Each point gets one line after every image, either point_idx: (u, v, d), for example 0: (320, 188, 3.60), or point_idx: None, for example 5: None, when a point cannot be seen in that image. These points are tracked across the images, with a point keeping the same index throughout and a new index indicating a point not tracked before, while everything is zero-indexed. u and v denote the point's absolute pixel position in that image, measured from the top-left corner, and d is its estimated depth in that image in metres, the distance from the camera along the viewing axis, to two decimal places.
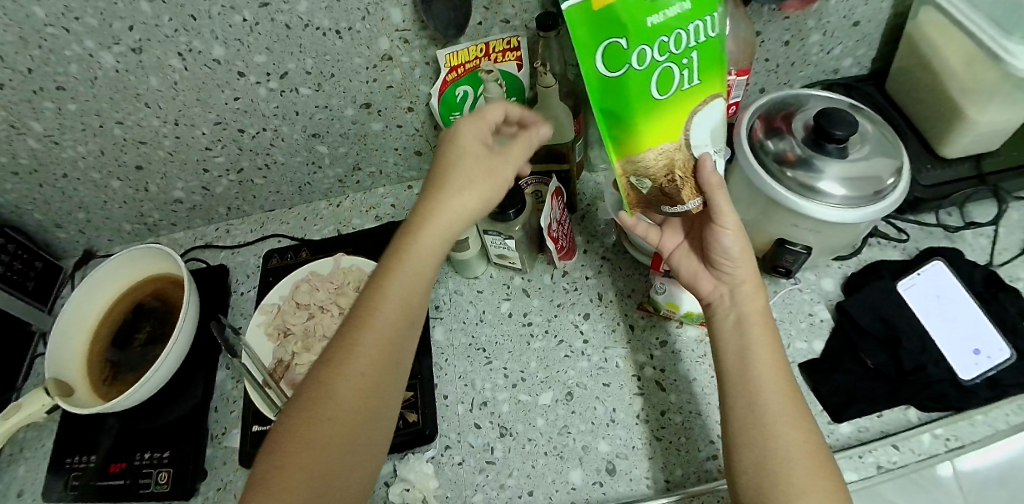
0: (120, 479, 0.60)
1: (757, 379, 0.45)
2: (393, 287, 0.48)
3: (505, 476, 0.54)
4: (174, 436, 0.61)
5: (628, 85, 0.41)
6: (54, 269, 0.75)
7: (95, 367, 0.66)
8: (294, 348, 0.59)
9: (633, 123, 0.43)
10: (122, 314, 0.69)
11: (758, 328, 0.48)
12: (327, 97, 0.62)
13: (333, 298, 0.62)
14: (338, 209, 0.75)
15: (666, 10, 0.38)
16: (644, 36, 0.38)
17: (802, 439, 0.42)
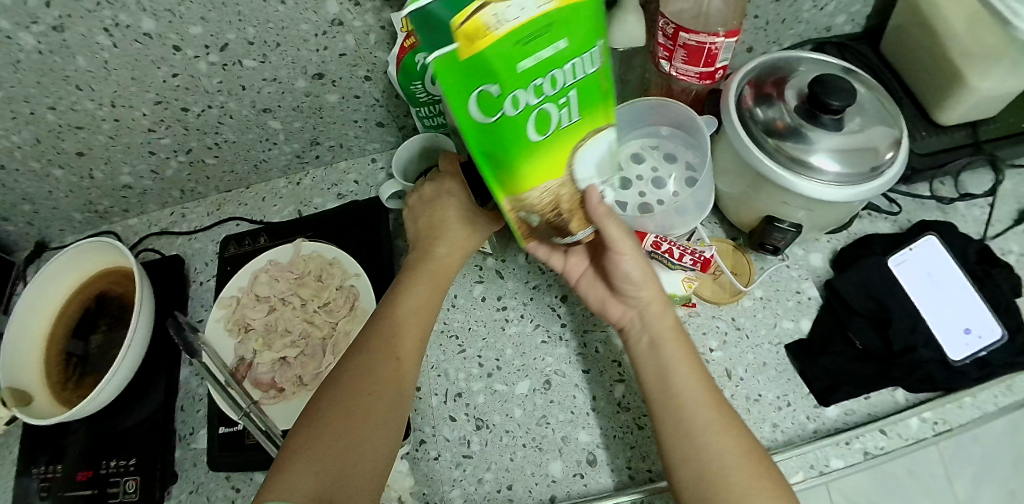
0: (87, 488, 0.58)
1: (680, 394, 0.44)
2: (422, 280, 0.50)
3: (483, 470, 0.53)
4: (139, 440, 0.59)
5: (502, 131, 0.34)
6: (5, 265, 0.71)
7: (52, 372, 0.62)
8: (254, 345, 0.56)
9: (510, 166, 0.36)
10: (77, 312, 0.65)
11: (672, 344, 0.47)
12: (274, 69, 0.57)
13: (293, 288, 0.57)
14: (298, 187, 0.70)
15: (541, 52, 0.30)
16: (517, 83, 0.31)
17: (737, 444, 0.41)
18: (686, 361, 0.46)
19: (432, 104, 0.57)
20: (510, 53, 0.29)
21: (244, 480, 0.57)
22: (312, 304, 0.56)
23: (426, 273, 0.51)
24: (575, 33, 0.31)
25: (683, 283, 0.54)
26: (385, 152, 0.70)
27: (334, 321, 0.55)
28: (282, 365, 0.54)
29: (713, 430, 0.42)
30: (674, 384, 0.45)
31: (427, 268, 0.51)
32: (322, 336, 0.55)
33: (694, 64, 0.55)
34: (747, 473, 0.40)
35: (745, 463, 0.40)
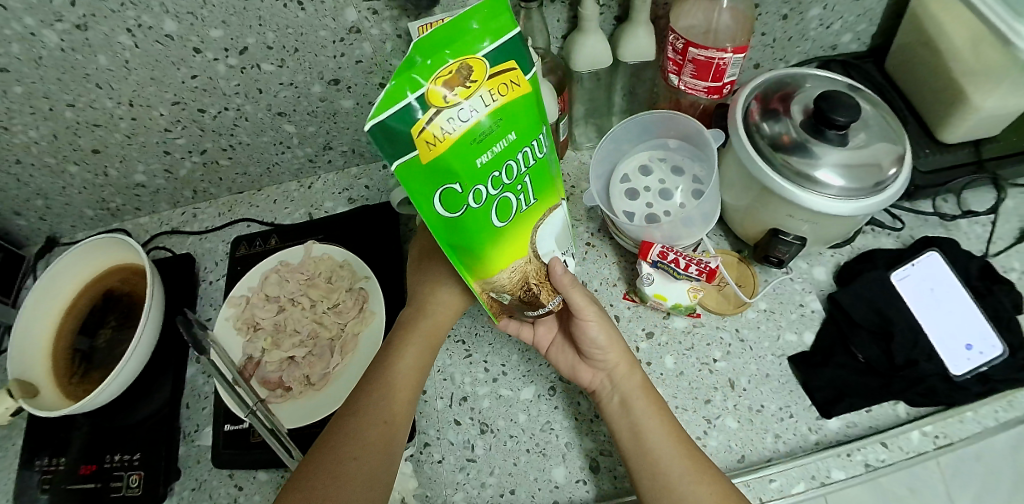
0: (90, 482, 0.58)
1: (653, 454, 0.46)
2: (411, 345, 0.51)
3: (486, 474, 0.53)
4: (145, 435, 0.60)
5: (467, 222, 0.38)
6: (15, 259, 0.72)
7: (59, 366, 0.63)
8: (263, 343, 0.56)
9: (478, 251, 0.41)
10: (88, 309, 0.66)
11: (643, 402, 0.49)
12: (291, 73, 0.58)
13: (304, 289, 0.58)
14: (310, 191, 0.71)
15: (493, 148, 0.36)
16: (476, 178, 0.36)
17: (714, 492, 0.44)
18: (658, 418, 0.48)
19: None
20: (465, 154, 0.35)
21: (247, 478, 0.57)
22: (322, 305, 0.57)
23: (425, 323, 0.52)
24: (518, 130, 0.37)
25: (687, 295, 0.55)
26: None
27: (343, 321, 0.56)
28: (290, 364, 0.55)
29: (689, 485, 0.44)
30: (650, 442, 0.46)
31: (427, 313, 0.53)
32: (331, 336, 0.56)
33: (702, 79, 0.56)
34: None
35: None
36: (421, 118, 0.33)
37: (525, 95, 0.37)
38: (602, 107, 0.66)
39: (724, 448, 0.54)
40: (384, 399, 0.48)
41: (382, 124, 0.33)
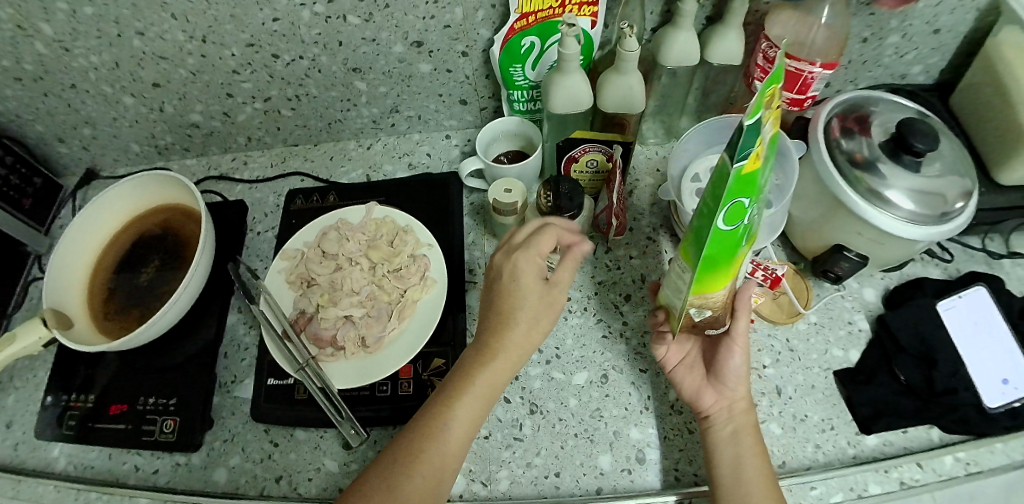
0: (123, 423, 0.57)
1: (751, 496, 0.45)
2: (469, 394, 0.47)
3: (532, 454, 0.53)
4: (180, 381, 0.58)
5: (731, 244, 0.36)
6: (54, 187, 0.73)
7: (94, 303, 0.61)
8: (319, 299, 0.55)
9: (716, 274, 0.39)
10: (130, 247, 0.64)
11: (751, 440, 0.49)
12: (376, 30, 0.57)
13: (363, 249, 0.57)
14: (368, 152, 0.70)
15: (769, 165, 0.35)
16: (757, 192, 0.34)
17: None
18: (759, 464, 0.47)
19: (529, 90, 0.60)
20: (764, 167, 0.33)
21: (282, 436, 0.56)
22: (382, 268, 0.55)
23: (479, 385, 0.47)
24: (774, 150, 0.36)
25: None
26: (461, 131, 0.71)
27: (403, 287, 0.54)
28: (346, 323, 0.54)
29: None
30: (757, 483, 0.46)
31: (485, 370, 0.48)
32: (389, 300, 0.54)
33: (787, 89, 0.57)
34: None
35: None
36: (767, 129, 0.29)
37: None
38: (673, 106, 0.67)
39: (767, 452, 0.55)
40: (426, 464, 0.44)
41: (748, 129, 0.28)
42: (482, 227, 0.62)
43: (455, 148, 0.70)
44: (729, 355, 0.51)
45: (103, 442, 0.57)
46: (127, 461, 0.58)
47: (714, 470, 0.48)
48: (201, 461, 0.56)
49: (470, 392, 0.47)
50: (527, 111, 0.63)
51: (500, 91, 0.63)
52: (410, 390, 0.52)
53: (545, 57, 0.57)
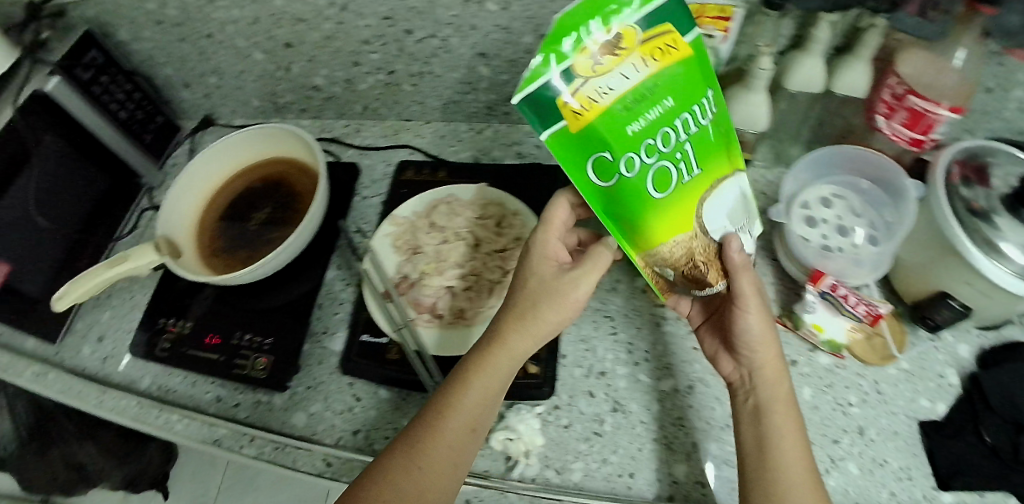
0: (218, 355, 0.60)
1: (780, 481, 0.44)
2: (481, 375, 0.47)
3: (609, 452, 0.53)
4: (276, 323, 0.61)
5: (632, 196, 0.42)
6: (171, 128, 0.79)
7: (204, 240, 0.66)
8: (424, 267, 0.57)
9: (645, 224, 0.44)
10: (243, 192, 0.68)
11: (780, 414, 0.46)
12: (510, 18, 0.58)
13: (470, 227, 0.59)
14: (478, 136, 0.72)
15: (648, 113, 0.40)
16: (629, 146, 0.40)
17: None
18: (789, 442, 0.45)
19: None
20: (617, 123, 0.39)
21: (367, 392, 0.58)
22: (488, 246, 0.57)
23: (473, 395, 0.46)
24: (675, 96, 0.40)
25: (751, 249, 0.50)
26: None
27: (505, 266, 0.56)
28: (448, 293, 0.56)
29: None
30: (771, 462, 0.45)
31: (482, 377, 0.47)
32: (492, 278, 0.56)
33: (909, 128, 0.56)
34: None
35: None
36: (571, 88, 0.38)
37: (697, 66, 0.41)
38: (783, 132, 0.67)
39: (841, 490, 0.54)
40: (432, 439, 0.45)
41: (530, 95, 0.38)
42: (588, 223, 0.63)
43: None
44: (738, 315, 0.48)
45: (196, 368, 0.61)
46: (210, 391, 0.63)
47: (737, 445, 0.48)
48: (282, 402, 0.58)
49: (466, 400, 0.46)
50: None
51: None
52: None
53: None
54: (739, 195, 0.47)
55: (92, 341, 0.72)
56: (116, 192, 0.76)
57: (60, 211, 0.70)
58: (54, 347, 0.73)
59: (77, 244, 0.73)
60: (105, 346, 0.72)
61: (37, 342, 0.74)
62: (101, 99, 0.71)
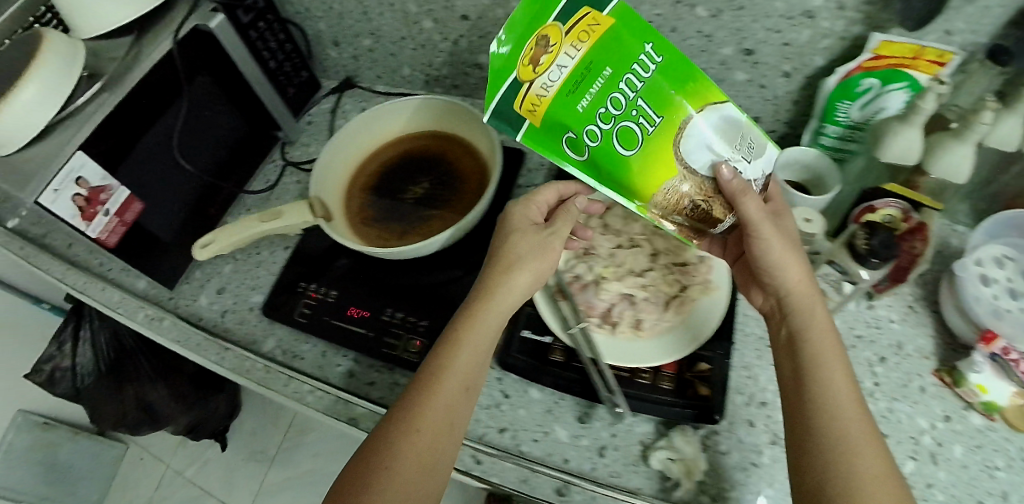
0: (368, 330, 0.58)
1: (821, 404, 0.44)
2: (484, 328, 0.49)
3: (766, 485, 0.52)
4: (431, 306, 0.59)
5: (608, 159, 0.45)
6: (312, 83, 0.80)
7: (355, 204, 0.65)
8: (600, 270, 0.57)
9: (639, 182, 0.46)
10: (398, 162, 0.67)
11: (817, 340, 0.47)
12: (717, 26, 0.58)
13: (646, 234, 0.58)
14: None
15: (592, 90, 0.43)
16: (583, 120, 0.44)
17: (873, 466, 0.41)
18: (834, 368, 0.45)
19: (847, 129, 0.59)
20: (567, 102, 0.43)
21: (517, 390, 0.58)
22: (667, 258, 0.57)
23: (463, 358, 0.47)
24: (613, 66, 0.44)
25: (754, 176, 0.49)
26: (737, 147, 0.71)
27: (686, 283, 0.56)
28: (625, 300, 0.55)
29: (851, 449, 0.41)
30: (814, 390, 0.45)
31: (470, 339, 0.48)
32: (669, 292, 0.56)
33: None
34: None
35: (874, 485, 0.40)
36: (524, 92, 0.43)
37: (637, 29, 0.44)
38: None
39: None
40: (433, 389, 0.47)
41: (497, 112, 0.44)
42: None
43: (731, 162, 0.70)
44: (767, 242, 0.49)
45: (341, 340, 0.59)
46: (342, 364, 0.63)
47: (778, 381, 0.49)
48: None
49: (457, 364, 0.47)
50: (830, 147, 0.61)
51: (808, 119, 0.62)
52: (671, 385, 0.53)
53: (876, 99, 0.56)
54: (725, 122, 0.47)
55: (211, 291, 0.72)
56: (246, 142, 0.76)
57: (196, 154, 0.70)
58: (168, 292, 0.73)
59: (208, 191, 0.73)
60: (224, 299, 0.71)
61: (150, 283, 0.74)
62: (255, 44, 0.70)
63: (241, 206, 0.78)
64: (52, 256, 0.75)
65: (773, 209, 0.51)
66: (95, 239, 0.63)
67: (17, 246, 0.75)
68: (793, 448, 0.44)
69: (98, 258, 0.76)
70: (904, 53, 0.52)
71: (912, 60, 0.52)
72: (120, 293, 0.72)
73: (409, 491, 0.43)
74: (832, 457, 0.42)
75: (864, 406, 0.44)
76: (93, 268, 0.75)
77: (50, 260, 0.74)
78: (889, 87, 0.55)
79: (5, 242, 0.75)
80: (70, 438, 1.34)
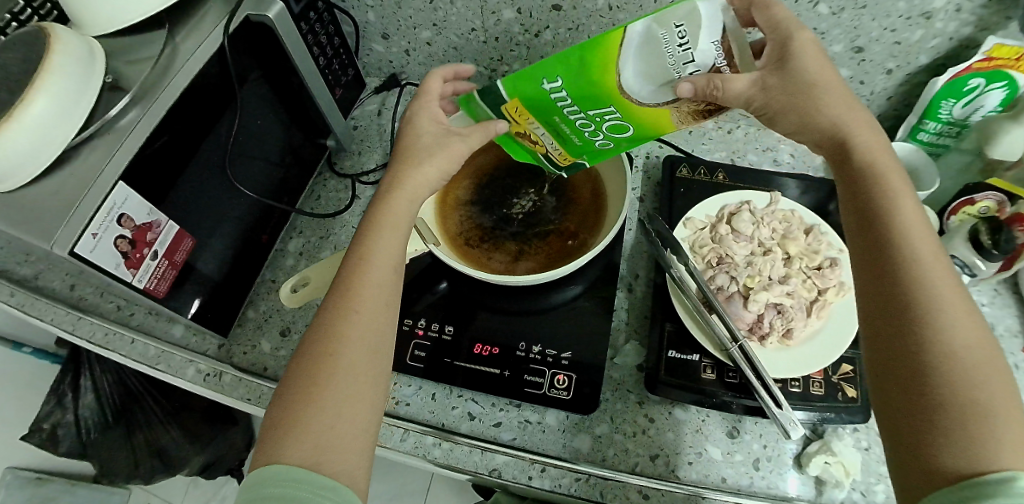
0: (505, 368, 0.56)
1: (913, 261, 0.40)
2: (395, 217, 0.48)
3: None
4: (567, 336, 0.58)
5: (633, 131, 0.47)
6: (357, 82, 0.75)
7: (459, 223, 0.63)
8: (744, 281, 0.56)
9: (654, 122, 0.45)
10: (491, 175, 0.66)
11: (898, 198, 0.43)
12: (834, 24, 0.57)
13: (776, 239, 0.58)
14: (728, 137, 0.73)
15: (569, 130, 0.49)
16: (593, 145, 0.51)
17: (965, 331, 0.38)
18: (919, 229, 0.42)
19: (953, 125, 0.61)
20: (575, 146, 0.52)
21: (660, 413, 0.55)
22: (802, 262, 0.57)
23: (383, 251, 0.46)
24: (552, 113, 0.48)
25: (715, 58, 0.40)
26: None
27: (827, 286, 0.55)
28: (773, 310, 0.54)
29: (937, 308, 0.38)
30: (881, 247, 0.42)
31: (383, 225, 0.47)
32: (809, 295, 0.55)
33: None
34: (977, 369, 0.37)
35: (969, 348, 0.37)
36: (552, 158, 0.55)
37: (525, 85, 0.46)
38: None
39: None
40: (355, 291, 0.44)
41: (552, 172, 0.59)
42: None
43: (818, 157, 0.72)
44: (785, 86, 0.45)
45: (472, 382, 0.56)
46: (458, 406, 0.56)
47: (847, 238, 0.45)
48: (557, 423, 0.55)
49: (371, 263, 0.46)
50: (928, 141, 0.64)
51: (910, 114, 0.64)
52: (822, 390, 0.54)
53: (977, 98, 0.57)
54: (645, 48, 0.41)
55: (273, 335, 0.65)
56: (294, 154, 0.69)
57: (247, 174, 0.62)
58: (223, 337, 0.64)
59: (262, 214, 0.66)
60: (291, 340, 0.64)
61: (188, 330, 0.66)
62: (307, 37, 0.62)
63: (293, 227, 0.71)
64: (49, 302, 0.67)
65: (778, 42, 0.46)
66: (142, 288, 0.52)
67: (5, 293, 0.68)
68: (868, 311, 0.42)
69: (108, 300, 0.68)
70: (1009, 55, 0.53)
71: (1013, 62, 0.53)
72: (158, 346, 0.64)
73: (354, 405, 0.41)
74: (924, 318, 0.38)
75: (941, 254, 0.41)
76: (136, 314, 0.67)
77: (48, 306, 0.67)
78: (989, 86, 0.56)
79: None
80: (68, 489, 1.24)
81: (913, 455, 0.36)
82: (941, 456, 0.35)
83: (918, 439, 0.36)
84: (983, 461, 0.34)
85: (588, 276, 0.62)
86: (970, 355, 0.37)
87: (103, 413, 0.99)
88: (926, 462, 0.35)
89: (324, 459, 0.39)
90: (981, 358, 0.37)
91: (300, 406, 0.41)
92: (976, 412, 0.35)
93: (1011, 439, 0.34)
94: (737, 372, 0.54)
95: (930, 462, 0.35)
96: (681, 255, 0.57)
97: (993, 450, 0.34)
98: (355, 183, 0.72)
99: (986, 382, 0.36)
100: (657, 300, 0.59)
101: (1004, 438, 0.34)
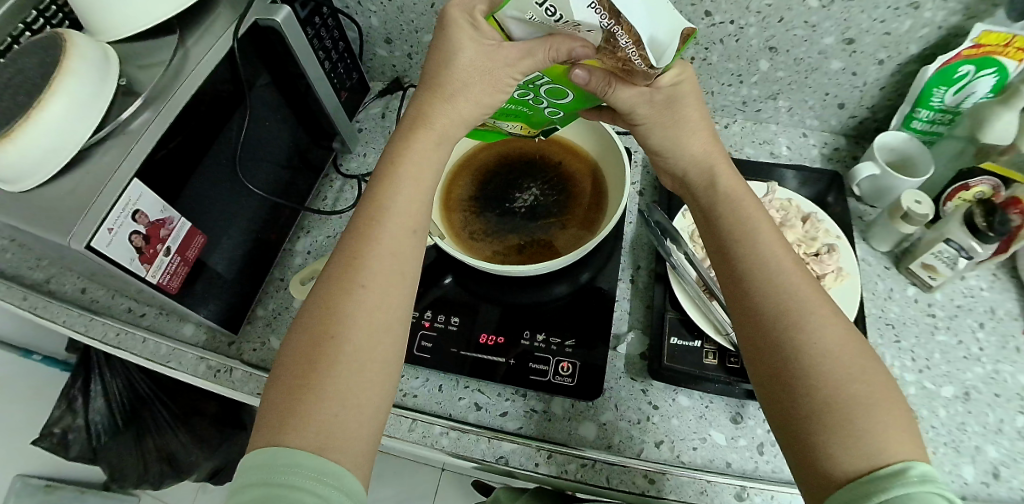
0: (510, 358, 0.57)
1: (777, 273, 0.43)
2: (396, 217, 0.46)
3: None
4: (571, 324, 0.59)
5: (572, 95, 0.50)
6: (361, 85, 0.77)
7: (460, 219, 0.64)
8: None
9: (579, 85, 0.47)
10: (495, 174, 0.68)
11: (754, 216, 0.47)
12: (824, 17, 0.59)
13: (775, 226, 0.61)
14: (726, 131, 0.74)
15: (517, 114, 0.54)
16: (546, 121, 0.55)
17: (836, 332, 0.41)
18: (779, 244, 0.45)
19: (949, 114, 0.62)
20: (533, 125, 0.56)
21: (665, 399, 0.56)
22: None
23: (388, 260, 0.45)
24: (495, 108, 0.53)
25: (597, 20, 0.39)
26: (821, 131, 0.74)
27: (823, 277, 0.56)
28: None
29: (811, 313, 0.41)
30: (752, 264, 0.44)
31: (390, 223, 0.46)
32: None
33: None
34: (859, 366, 0.39)
35: (848, 353, 0.40)
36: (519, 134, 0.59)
37: None
38: None
39: None
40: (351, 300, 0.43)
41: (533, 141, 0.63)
42: (864, 226, 0.67)
43: (815, 148, 0.73)
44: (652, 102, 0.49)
45: (477, 372, 0.57)
46: (465, 397, 0.57)
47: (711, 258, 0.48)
48: (563, 411, 0.56)
49: (374, 255, 0.45)
50: (923, 129, 0.65)
51: (903, 103, 0.65)
52: None
53: (968, 85, 0.59)
54: (524, 19, 0.43)
55: (283, 331, 0.66)
56: (301, 156, 0.71)
57: (257, 174, 0.64)
58: (234, 334, 0.66)
59: (271, 214, 0.68)
60: None
61: (200, 328, 0.67)
62: (313, 42, 0.64)
63: (301, 226, 0.73)
64: (64, 305, 0.69)
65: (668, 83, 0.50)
66: (156, 283, 0.54)
67: (19, 297, 0.70)
68: (748, 322, 0.43)
69: (120, 301, 0.69)
70: (998, 41, 0.55)
71: (1003, 47, 0.55)
72: (169, 344, 0.66)
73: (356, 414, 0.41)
74: (799, 327, 0.41)
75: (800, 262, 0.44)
76: (146, 314, 0.68)
77: (61, 309, 0.69)
78: (981, 73, 0.58)
79: (6, 294, 0.70)
80: (78, 497, 1.27)
81: (816, 460, 0.38)
82: (846, 457, 0.37)
83: (818, 442, 0.38)
84: (881, 458, 0.36)
85: (592, 266, 0.63)
86: (846, 352, 0.40)
87: (114, 416, 1.00)
88: (830, 466, 0.37)
89: (328, 447, 0.39)
90: (854, 347, 0.40)
91: (297, 419, 0.40)
92: (863, 407, 0.38)
93: (892, 425, 0.37)
94: (739, 357, 0.55)
95: (831, 454, 0.37)
96: (679, 244, 0.59)
97: (882, 443, 0.36)
98: (361, 183, 0.74)
99: (855, 363, 0.39)
100: (658, 289, 0.60)
101: (889, 430, 0.37)
